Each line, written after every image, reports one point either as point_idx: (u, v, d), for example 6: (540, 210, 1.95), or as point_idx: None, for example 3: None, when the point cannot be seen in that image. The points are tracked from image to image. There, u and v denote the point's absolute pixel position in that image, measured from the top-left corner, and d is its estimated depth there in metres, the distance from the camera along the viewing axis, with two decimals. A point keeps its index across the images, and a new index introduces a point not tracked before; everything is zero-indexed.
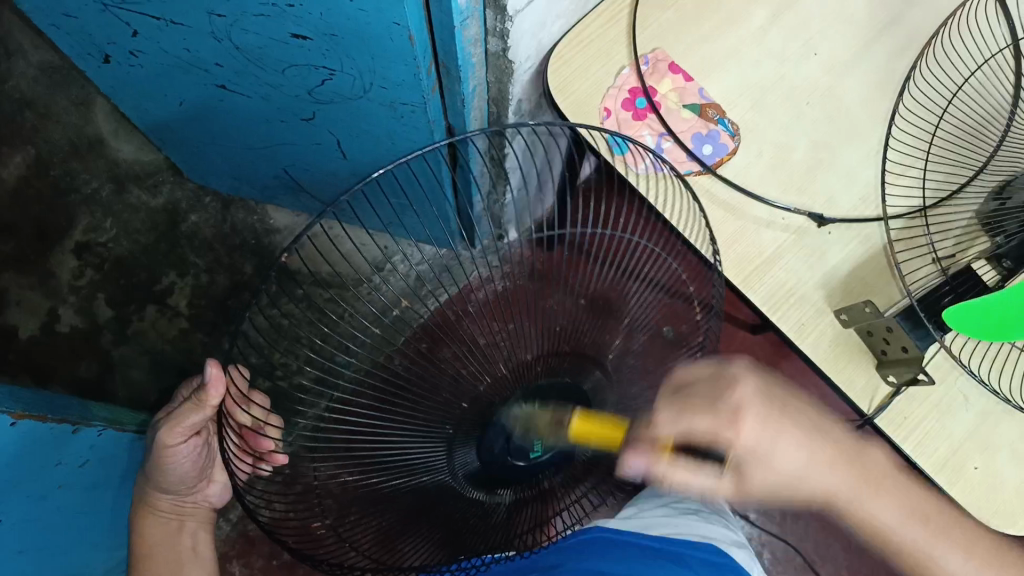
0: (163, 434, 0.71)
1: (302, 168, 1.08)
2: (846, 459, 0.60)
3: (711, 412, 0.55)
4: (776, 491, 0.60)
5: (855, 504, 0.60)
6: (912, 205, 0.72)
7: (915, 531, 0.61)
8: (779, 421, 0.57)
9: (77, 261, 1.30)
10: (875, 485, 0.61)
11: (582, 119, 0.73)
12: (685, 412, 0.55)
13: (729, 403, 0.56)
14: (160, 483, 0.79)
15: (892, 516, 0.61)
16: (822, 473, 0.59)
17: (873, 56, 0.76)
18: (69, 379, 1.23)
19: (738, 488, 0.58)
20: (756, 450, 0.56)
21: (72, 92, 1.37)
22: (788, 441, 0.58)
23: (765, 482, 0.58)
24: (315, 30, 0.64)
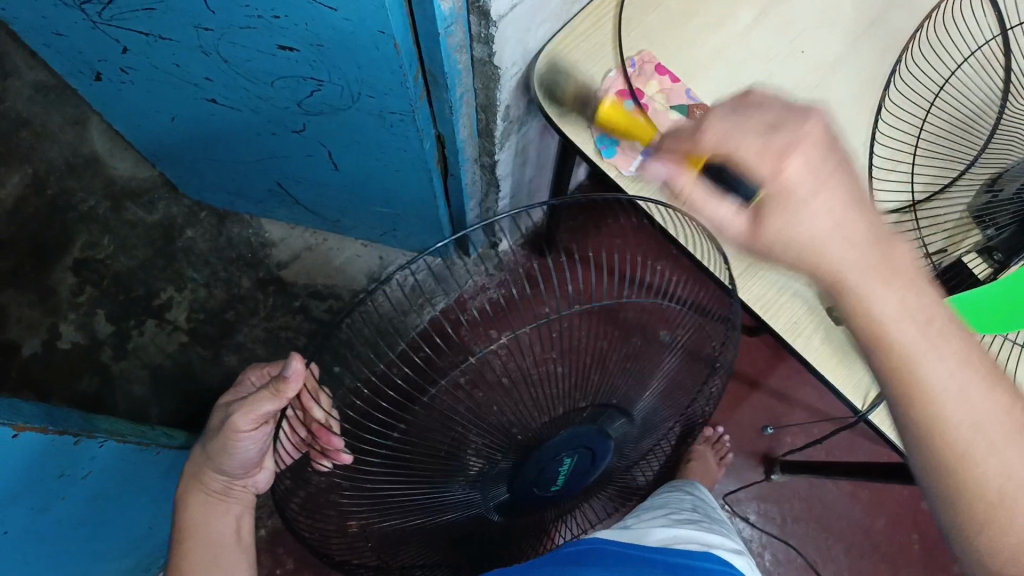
0: (235, 417, 0.64)
1: (295, 180, 1.08)
2: (873, 240, 0.50)
3: (762, 129, 0.48)
4: (788, 250, 0.50)
5: (859, 283, 0.49)
6: (904, 200, 0.71)
7: (911, 334, 0.49)
8: (835, 167, 0.48)
9: (76, 277, 1.30)
10: (887, 272, 0.49)
11: (570, 120, 0.73)
12: (732, 131, 0.48)
13: (784, 134, 0.47)
14: (218, 465, 0.69)
15: (902, 311, 0.49)
16: (844, 250, 0.49)
17: (859, 54, 0.76)
18: (69, 394, 1.23)
19: (754, 223, 0.50)
20: (789, 196, 0.48)
21: (67, 111, 1.40)
22: (829, 200, 0.48)
23: (780, 238, 0.49)
24: (301, 41, 0.65)
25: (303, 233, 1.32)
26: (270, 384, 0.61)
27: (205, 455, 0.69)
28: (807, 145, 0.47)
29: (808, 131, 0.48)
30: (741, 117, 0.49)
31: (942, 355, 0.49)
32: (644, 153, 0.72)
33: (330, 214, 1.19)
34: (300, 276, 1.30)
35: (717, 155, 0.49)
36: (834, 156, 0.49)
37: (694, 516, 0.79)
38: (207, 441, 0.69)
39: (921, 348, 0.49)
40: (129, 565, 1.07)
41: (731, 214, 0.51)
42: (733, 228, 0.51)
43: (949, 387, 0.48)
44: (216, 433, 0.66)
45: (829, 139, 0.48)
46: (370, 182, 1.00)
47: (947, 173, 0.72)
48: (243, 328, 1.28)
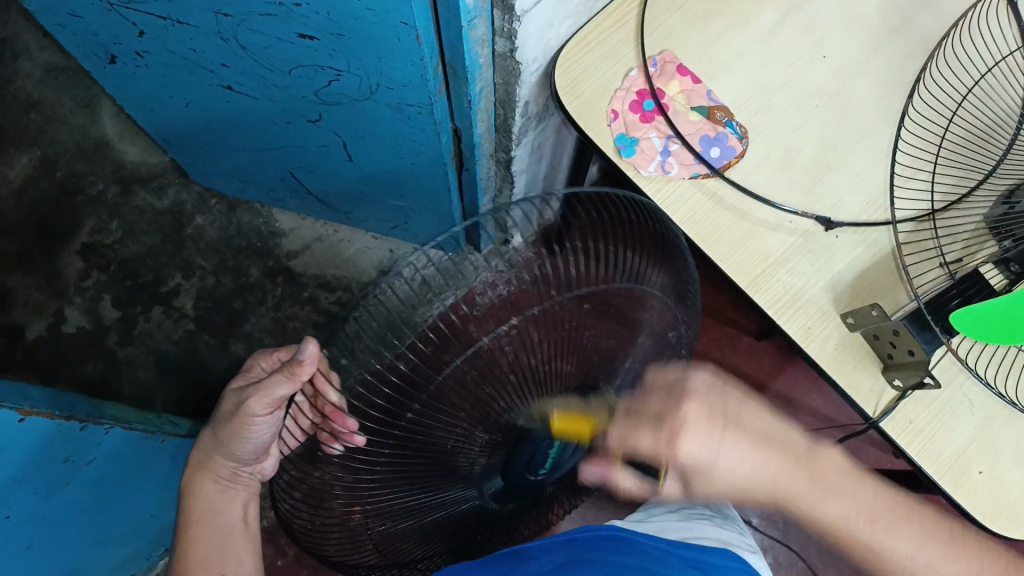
0: (251, 399, 0.67)
1: (308, 170, 1.08)
2: (801, 468, 0.56)
3: (653, 423, 0.52)
4: (722, 495, 0.57)
5: (800, 499, 0.56)
6: (921, 210, 0.71)
7: (861, 531, 0.57)
8: (721, 428, 0.54)
9: (83, 261, 1.30)
10: (821, 484, 0.56)
11: (590, 117, 0.72)
12: (627, 431, 0.52)
13: (670, 422, 0.52)
14: (229, 450, 0.70)
15: (850, 514, 0.56)
16: (771, 479, 0.55)
17: (882, 59, 0.76)
18: (74, 378, 1.23)
19: (687, 491, 0.57)
20: (699, 471, 0.54)
21: (78, 94, 1.40)
22: (733, 453, 0.54)
23: (710, 493, 0.57)
24: (322, 30, 0.64)
25: (313, 224, 1.31)
26: (287, 367, 0.65)
27: (214, 438, 0.71)
28: (696, 420, 0.53)
29: (688, 413, 0.52)
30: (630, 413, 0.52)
31: (883, 530, 0.57)
32: (663, 153, 0.71)
33: (341, 205, 1.19)
34: (308, 267, 1.30)
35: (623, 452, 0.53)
36: (718, 411, 0.55)
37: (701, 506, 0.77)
38: (218, 425, 0.71)
39: (874, 537, 0.56)
40: (131, 551, 1.07)
41: (657, 487, 0.57)
42: (672, 492, 0.58)
43: (912, 556, 0.56)
44: (228, 416, 0.68)
45: (710, 407, 0.54)
46: (384, 174, 0.99)
47: (967, 182, 0.71)
48: (250, 318, 1.28)
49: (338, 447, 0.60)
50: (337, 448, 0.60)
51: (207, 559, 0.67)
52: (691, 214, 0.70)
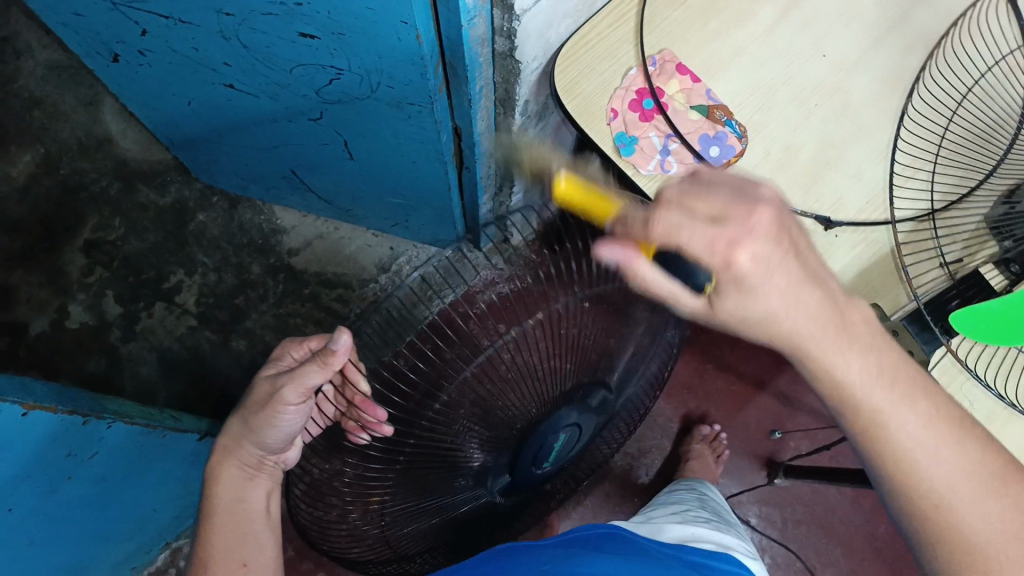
0: (286, 388, 0.64)
1: (309, 168, 1.08)
2: (828, 315, 0.48)
3: (709, 219, 0.45)
4: (741, 324, 0.49)
5: (819, 352, 0.48)
6: (921, 209, 0.71)
7: (878, 398, 0.48)
8: (785, 255, 0.46)
9: (86, 258, 1.30)
10: (846, 338, 0.48)
11: (590, 116, 0.73)
12: (679, 219, 0.46)
13: (733, 225, 0.45)
14: (258, 438, 0.67)
15: (863, 375, 0.48)
16: (801, 319, 0.48)
17: (883, 58, 0.76)
18: (77, 374, 1.23)
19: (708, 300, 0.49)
20: (744, 281, 0.46)
21: (81, 92, 1.40)
22: (780, 281, 0.47)
23: (736, 315, 0.49)
24: (323, 29, 0.65)
25: (314, 221, 1.32)
26: (320, 355, 0.62)
27: (242, 427, 0.67)
28: (762, 234, 0.45)
29: (758, 220, 0.45)
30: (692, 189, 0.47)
31: (907, 410, 0.48)
32: (663, 152, 0.71)
33: (342, 203, 1.19)
34: (309, 264, 1.31)
35: (671, 245, 0.46)
36: (786, 240, 0.47)
37: (693, 512, 0.79)
38: (246, 415, 0.67)
39: (889, 402, 0.48)
40: (133, 546, 1.08)
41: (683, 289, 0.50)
42: (689, 302, 0.50)
43: (916, 443, 0.48)
44: (259, 406, 0.65)
45: (778, 225, 0.46)
46: (385, 172, 1.00)
47: (966, 181, 0.71)
48: (252, 315, 1.28)
49: (363, 436, 0.60)
50: (362, 437, 0.61)
51: (233, 550, 0.65)
52: None
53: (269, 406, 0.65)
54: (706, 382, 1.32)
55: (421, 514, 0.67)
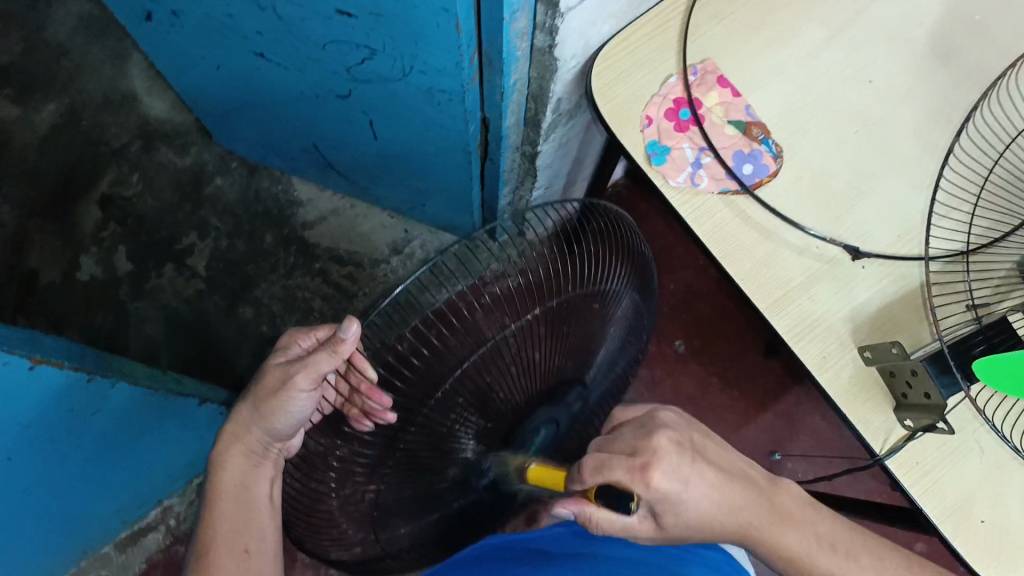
0: (297, 374, 0.63)
1: (331, 144, 1.07)
2: (760, 495, 0.55)
3: (626, 451, 0.50)
4: (686, 530, 0.53)
5: (762, 532, 0.54)
6: (954, 248, 0.69)
7: (822, 562, 0.56)
8: (692, 463, 0.51)
9: (101, 212, 1.30)
10: (780, 517, 0.55)
11: (623, 121, 0.71)
12: (597, 462, 0.50)
13: (643, 453, 0.50)
14: (267, 423, 0.66)
15: (805, 546, 0.56)
16: (733, 515, 0.53)
17: (929, 88, 0.73)
18: (82, 327, 1.23)
19: (654, 524, 0.53)
20: (668, 502, 0.50)
21: (109, 45, 1.39)
22: (698, 492, 0.51)
23: (679, 525, 0.52)
24: (361, 8, 0.64)
25: (331, 197, 1.31)
26: (330, 341, 0.60)
27: (251, 411, 0.66)
28: (665, 435, 0.51)
29: (660, 442, 0.50)
30: (610, 438, 0.53)
31: (845, 563, 0.56)
32: (694, 165, 0.69)
33: (360, 181, 1.18)
34: (322, 240, 1.29)
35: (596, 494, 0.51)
36: (686, 442, 0.52)
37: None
38: (256, 400, 0.66)
39: (834, 565, 0.56)
40: (124, 503, 1.09)
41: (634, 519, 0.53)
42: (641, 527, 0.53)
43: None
44: (268, 392, 0.64)
45: (681, 442, 0.51)
46: (407, 155, 0.98)
47: (1004, 224, 0.69)
48: (262, 284, 1.27)
49: (368, 424, 0.59)
50: (367, 424, 0.59)
51: (237, 535, 0.65)
52: (714, 230, 0.69)
53: (279, 392, 0.64)
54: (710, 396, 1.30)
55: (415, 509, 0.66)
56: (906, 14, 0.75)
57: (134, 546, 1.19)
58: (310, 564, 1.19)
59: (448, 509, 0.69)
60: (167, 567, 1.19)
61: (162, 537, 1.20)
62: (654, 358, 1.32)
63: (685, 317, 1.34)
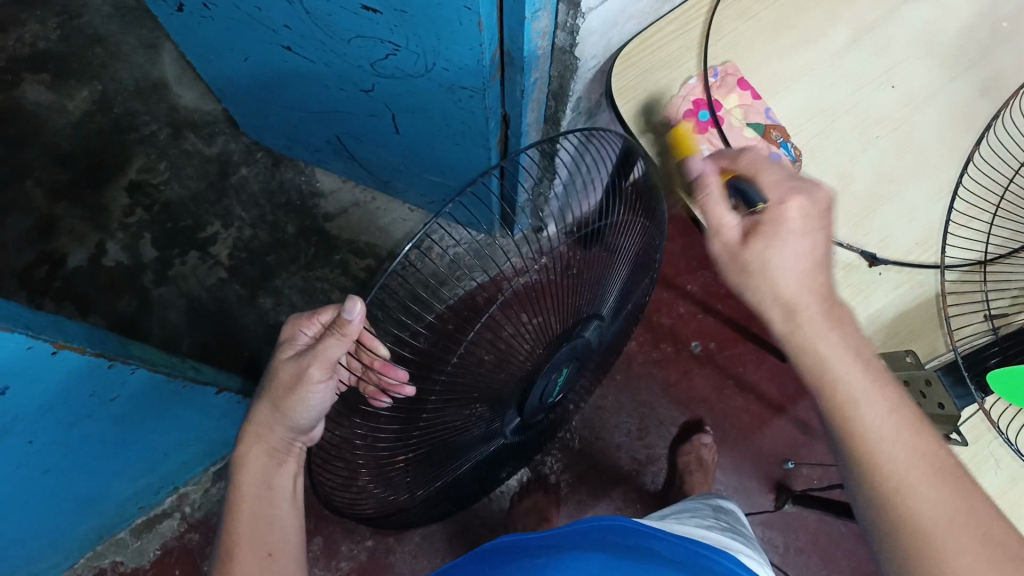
0: (311, 365, 0.60)
1: (354, 137, 1.08)
2: (827, 300, 0.51)
3: (784, 176, 0.52)
4: (758, 279, 0.51)
5: (808, 321, 0.50)
6: (972, 257, 0.68)
7: (850, 377, 0.49)
8: (819, 233, 0.51)
9: (128, 199, 1.33)
10: (834, 316, 0.50)
11: (641, 122, 0.71)
12: (761, 164, 0.53)
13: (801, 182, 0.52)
14: (289, 419, 0.65)
15: (847, 359, 0.49)
16: (808, 285, 0.50)
17: (953, 96, 0.73)
18: (106, 311, 1.26)
19: (744, 240, 0.51)
20: (777, 227, 0.50)
21: (142, 34, 1.42)
22: (807, 249, 0.50)
23: (761, 257, 0.50)
24: (386, 5, 0.65)
25: (353, 188, 1.33)
26: (337, 326, 0.57)
27: (271, 410, 0.65)
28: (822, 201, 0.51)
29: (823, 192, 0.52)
30: (766, 161, 0.54)
31: (878, 404, 0.48)
32: None
33: (382, 174, 1.19)
34: (342, 232, 1.31)
35: (746, 175, 0.53)
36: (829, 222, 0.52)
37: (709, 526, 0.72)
38: (275, 399, 0.64)
39: (860, 391, 0.48)
40: (141, 486, 1.11)
41: (730, 218, 0.52)
42: (729, 238, 0.52)
43: (879, 429, 0.47)
44: (286, 387, 0.62)
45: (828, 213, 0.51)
46: (429, 150, 1.00)
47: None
48: (282, 275, 1.29)
49: (386, 400, 0.60)
50: (385, 399, 0.60)
51: (261, 536, 0.63)
52: None
53: (296, 385, 0.62)
54: (724, 400, 1.29)
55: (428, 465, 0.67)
56: (934, 19, 0.74)
57: (150, 531, 1.22)
58: (321, 554, 1.20)
59: (474, 458, 0.73)
60: (180, 553, 1.21)
61: (177, 523, 1.23)
62: (670, 358, 1.31)
63: (702, 319, 1.33)
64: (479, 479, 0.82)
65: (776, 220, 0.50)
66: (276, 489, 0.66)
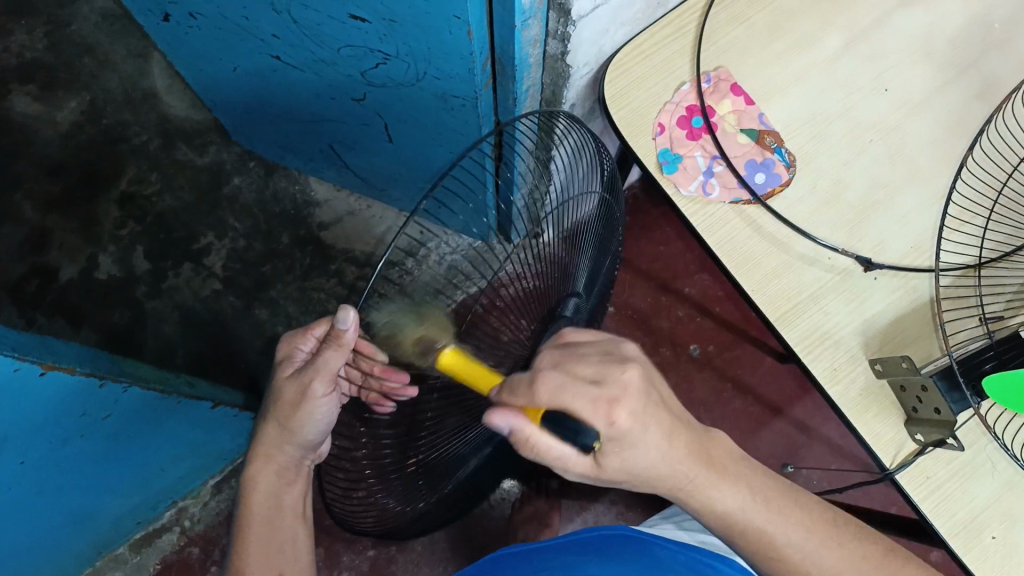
0: (313, 380, 0.60)
1: (347, 145, 1.08)
2: (704, 464, 0.51)
3: (590, 380, 0.47)
4: (638, 481, 0.50)
5: (695, 490, 0.51)
6: (967, 261, 0.68)
7: (760, 516, 0.52)
8: (657, 404, 0.48)
9: (120, 211, 1.32)
10: (719, 472, 0.52)
11: (634, 129, 0.71)
12: (559, 364, 0.49)
13: (612, 384, 0.47)
14: (296, 437, 0.64)
15: (744, 505, 0.52)
16: (681, 468, 0.50)
17: (946, 100, 0.72)
18: (100, 325, 1.25)
19: (595, 463, 0.49)
20: (623, 440, 0.47)
21: (132, 44, 1.41)
22: (653, 439, 0.48)
23: (622, 470, 0.48)
24: (375, 15, 0.65)
25: (347, 197, 1.31)
26: (333, 337, 0.56)
27: (278, 431, 0.64)
28: (631, 388, 0.47)
29: (629, 376, 0.47)
30: (573, 340, 0.52)
31: (787, 532, 0.53)
32: (706, 173, 0.69)
33: (376, 182, 1.19)
34: (336, 240, 1.30)
35: (555, 409, 0.46)
36: (654, 388, 0.49)
37: (709, 523, 0.75)
38: (280, 419, 0.63)
39: (775, 528, 0.52)
40: (138, 501, 1.10)
41: (576, 453, 0.48)
42: (583, 468, 0.49)
43: (802, 550, 0.53)
44: (290, 406, 0.62)
45: (644, 382, 0.48)
46: (422, 158, 0.99)
47: (1017, 239, 0.68)
48: (277, 285, 1.29)
49: (391, 403, 0.64)
50: (390, 403, 0.64)
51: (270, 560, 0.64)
52: (725, 238, 0.68)
53: (300, 402, 0.62)
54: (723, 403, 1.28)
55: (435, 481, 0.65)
56: (927, 21, 0.74)
57: (148, 546, 1.21)
58: (322, 566, 1.20)
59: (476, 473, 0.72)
60: (180, 567, 1.20)
61: (176, 537, 1.22)
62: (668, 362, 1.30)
63: (700, 322, 1.32)
64: (480, 487, 0.81)
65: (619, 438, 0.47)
66: (287, 509, 0.67)
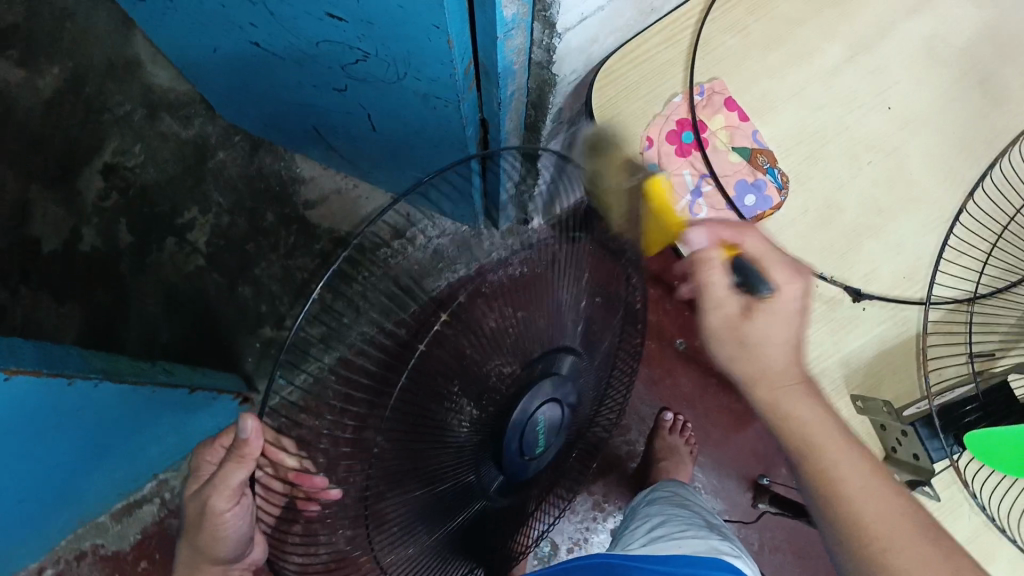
0: (213, 497, 0.66)
1: (332, 129, 1.04)
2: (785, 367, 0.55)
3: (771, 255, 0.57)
4: (750, 357, 0.55)
5: (777, 390, 0.55)
6: (962, 294, 0.68)
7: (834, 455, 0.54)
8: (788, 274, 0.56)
9: (103, 182, 1.29)
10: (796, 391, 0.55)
11: (625, 142, 0.70)
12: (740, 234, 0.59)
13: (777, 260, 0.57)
14: (214, 549, 0.71)
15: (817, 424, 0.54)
16: (776, 357, 0.55)
17: (950, 117, 0.72)
18: (83, 300, 1.24)
19: (745, 316, 0.54)
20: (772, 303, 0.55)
21: (113, 8, 1.35)
22: (785, 329, 0.54)
23: (760, 335, 0.55)
24: (351, 15, 0.61)
25: (334, 176, 1.28)
26: (234, 452, 0.62)
27: (194, 549, 0.72)
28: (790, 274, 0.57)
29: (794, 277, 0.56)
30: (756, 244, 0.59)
31: (853, 465, 0.53)
32: (693, 193, 0.70)
33: (362, 164, 1.15)
34: (322, 221, 1.28)
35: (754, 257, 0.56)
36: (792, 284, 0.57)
37: (682, 527, 0.75)
38: (197, 540, 0.71)
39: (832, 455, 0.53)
40: (119, 478, 1.11)
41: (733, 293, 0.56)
42: (725, 315, 0.55)
43: (857, 487, 0.52)
44: (197, 526, 0.69)
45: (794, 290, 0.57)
46: (406, 148, 0.96)
47: (1008, 277, 0.69)
48: (261, 263, 1.27)
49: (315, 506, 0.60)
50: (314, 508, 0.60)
51: None
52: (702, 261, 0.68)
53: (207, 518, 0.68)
54: (707, 398, 1.28)
55: (407, 512, 0.58)
56: (932, 34, 0.73)
57: (129, 517, 1.22)
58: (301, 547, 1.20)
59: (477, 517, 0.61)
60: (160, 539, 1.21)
61: (156, 509, 1.22)
62: (654, 356, 1.29)
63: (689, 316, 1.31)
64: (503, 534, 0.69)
65: (774, 304, 0.54)
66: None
